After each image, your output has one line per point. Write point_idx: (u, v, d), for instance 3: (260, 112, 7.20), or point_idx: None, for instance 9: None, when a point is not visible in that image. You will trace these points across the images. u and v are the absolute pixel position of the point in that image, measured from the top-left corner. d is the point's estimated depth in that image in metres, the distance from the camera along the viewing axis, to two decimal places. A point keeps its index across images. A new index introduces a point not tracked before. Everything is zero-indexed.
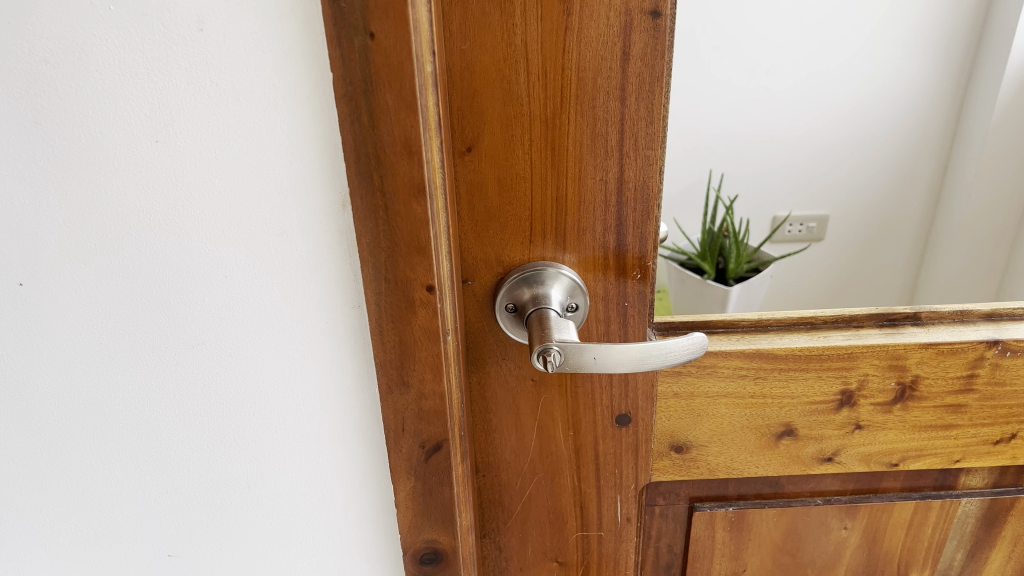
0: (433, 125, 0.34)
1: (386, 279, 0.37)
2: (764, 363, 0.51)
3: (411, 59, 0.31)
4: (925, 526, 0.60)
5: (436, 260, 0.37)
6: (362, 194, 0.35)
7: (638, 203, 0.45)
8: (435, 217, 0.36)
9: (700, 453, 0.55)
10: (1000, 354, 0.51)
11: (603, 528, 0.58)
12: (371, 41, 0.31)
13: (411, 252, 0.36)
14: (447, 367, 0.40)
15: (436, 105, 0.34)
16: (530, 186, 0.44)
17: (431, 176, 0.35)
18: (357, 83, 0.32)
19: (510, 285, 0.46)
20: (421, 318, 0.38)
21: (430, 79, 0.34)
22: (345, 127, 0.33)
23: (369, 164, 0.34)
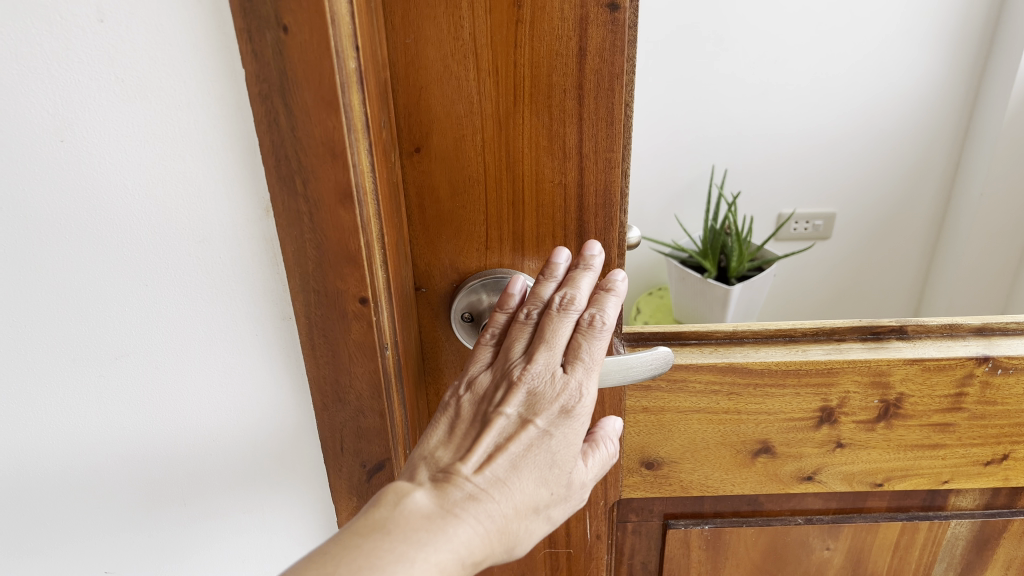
0: (360, 126, 0.31)
1: (315, 290, 0.35)
2: (739, 379, 0.48)
3: (329, 55, 0.29)
4: (913, 548, 0.57)
5: (369, 271, 0.34)
6: (285, 200, 0.32)
7: (601, 207, 0.42)
8: (368, 227, 0.33)
9: (672, 469, 0.52)
10: (990, 371, 0.48)
11: (572, 546, 0.54)
12: (284, 35, 0.29)
13: (341, 262, 0.34)
14: (386, 383, 0.37)
15: (364, 104, 0.31)
16: (484, 190, 0.41)
17: (360, 182, 0.32)
18: (272, 80, 0.30)
19: (466, 292, 0.44)
20: (355, 332, 0.36)
21: (356, 76, 0.31)
22: (262, 129, 0.31)
23: (290, 168, 0.32)
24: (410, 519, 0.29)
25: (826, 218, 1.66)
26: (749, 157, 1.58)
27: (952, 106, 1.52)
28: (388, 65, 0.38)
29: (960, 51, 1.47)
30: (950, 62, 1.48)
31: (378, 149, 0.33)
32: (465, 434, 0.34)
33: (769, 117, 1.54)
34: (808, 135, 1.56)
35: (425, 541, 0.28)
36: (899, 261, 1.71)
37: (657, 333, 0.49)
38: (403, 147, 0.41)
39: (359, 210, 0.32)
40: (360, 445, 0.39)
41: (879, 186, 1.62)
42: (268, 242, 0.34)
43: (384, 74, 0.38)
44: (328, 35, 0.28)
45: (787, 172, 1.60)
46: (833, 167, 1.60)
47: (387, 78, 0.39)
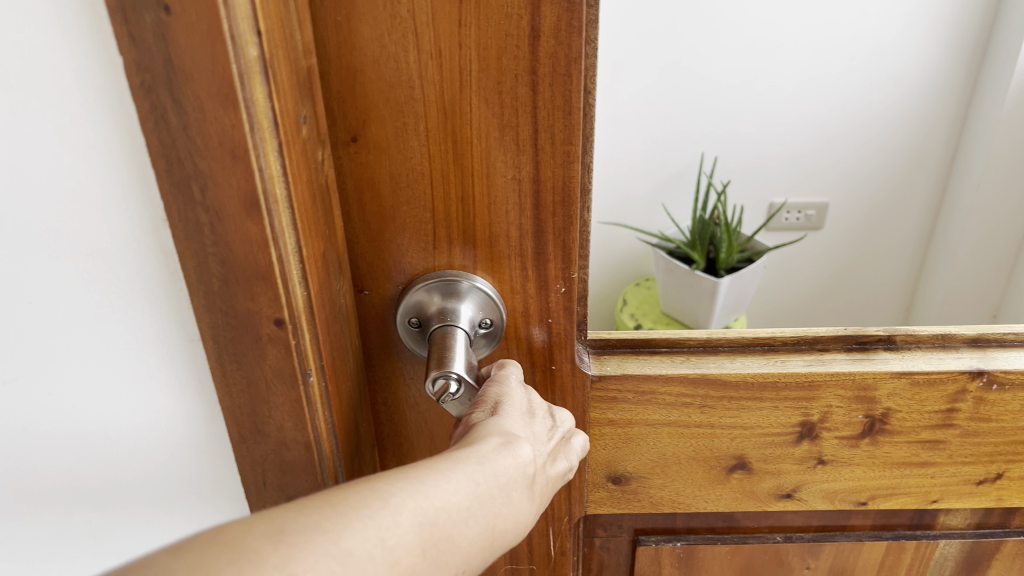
0: (267, 123, 0.28)
1: (224, 311, 0.33)
2: (713, 391, 0.44)
3: (223, 39, 0.26)
4: (898, 569, 0.53)
5: (285, 294, 0.32)
6: (181, 207, 0.30)
7: (560, 208, 0.38)
8: (282, 240, 0.31)
9: (642, 485, 0.48)
10: (984, 387, 0.44)
11: (535, 562, 0.51)
12: (166, 14, 0.26)
13: (250, 281, 0.32)
14: (311, 415, 0.36)
15: (272, 98, 0.28)
16: (430, 184, 0.38)
17: (269, 188, 0.29)
18: (155, 69, 0.27)
19: (414, 293, 0.40)
20: (272, 356, 0.34)
21: (260, 63, 0.27)
22: (148, 127, 0.28)
23: (186, 172, 0.29)
24: (518, 491, 0.33)
25: (818, 208, 1.62)
26: (744, 144, 1.54)
27: (953, 97, 1.49)
28: (312, 51, 0.34)
29: (959, 41, 1.43)
30: (952, 48, 1.43)
31: (292, 151, 0.30)
32: (534, 428, 0.37)
33: (764, 105, 1.49)
34: (801, 124, 1.52)
35: (512, 517, 0.32)
36: (893, 252, 1.68)
37: (625, 340, 0.45)
38: (334, 147, 0.37)
39: (270, 221, 0.30)
40: (288, 468, 0.38)
41: (875, 178, 1.58)
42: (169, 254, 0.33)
43: (304, 64, 0.33)
44: (219, 17, 0.26)
45: (780, 163, 1.56)
46: (829, 158, 1.56)
47: (312, 67, 0.34)
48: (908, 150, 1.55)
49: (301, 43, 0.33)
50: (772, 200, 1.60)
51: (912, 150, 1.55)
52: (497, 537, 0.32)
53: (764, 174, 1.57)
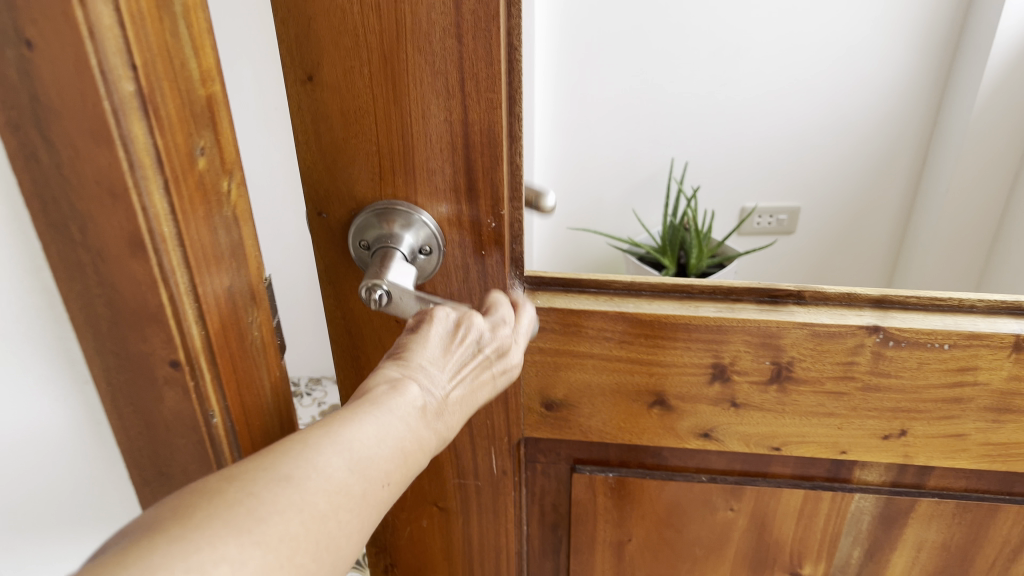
0: (147, 162, 0.33)
1: (118, 353, 0.39)
2: (630, 328, 0.49)
3: (93, 86, 0.31)
4: (817, 516, 0.57)
5: (176, 335, 0.38)
6: (62, 246, 0.36)
7: (485, 148, 0.44)
8: (171, 277, 0.37)
9: (572, 412, 0.54)
10: (881, 343, 0.48)
11: (480, 478, 0.57)
12: (29, 48, 0.30)
13: (143, 323, 0.38)
14: (212, 439, 0.43)
15: (152, 135, 0.33)
16: (375, 120, 0.44)
17: (153, 225, 0.35)
18: (22, 108, 0.32)
19: (364, 219, 0.46)
20: (167, 390, 0.41)
21: (139, 100, 0.32)
22: (21, 166, 0.33)
23: (71, 217, 0.35)
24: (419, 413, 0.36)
25: (789, 212, 1.66)
26: (730, 143, 1.58)
27: (920, 94, 1.50)
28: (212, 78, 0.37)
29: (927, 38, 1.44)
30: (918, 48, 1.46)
31: (179, 191, 0.35)
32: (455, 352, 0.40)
33: (753, 104, 1.52)
34: (775, 123, 1.55)
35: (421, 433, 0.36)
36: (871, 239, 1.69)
37: (557, 278, 0.51)
38: (236, 176, 0.40)
39: (158, 258, 0.36)
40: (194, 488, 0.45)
41: (850, 174, 1.60)
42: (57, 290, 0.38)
43: (202, 93, 0.36)
44: (85, 53, 0.30)
45: (754, 167, 1.60)
46: (802, 158, 1.59)
47: (212, 95, 0.37)
48: (876, 147, 1.57)
49: (198, 74, 0.36)
50: (743, 206, 1.65)
51: (881, 147, 1.57)
52: (413, 453, 0.35)
53: (739, 174, 1.61)
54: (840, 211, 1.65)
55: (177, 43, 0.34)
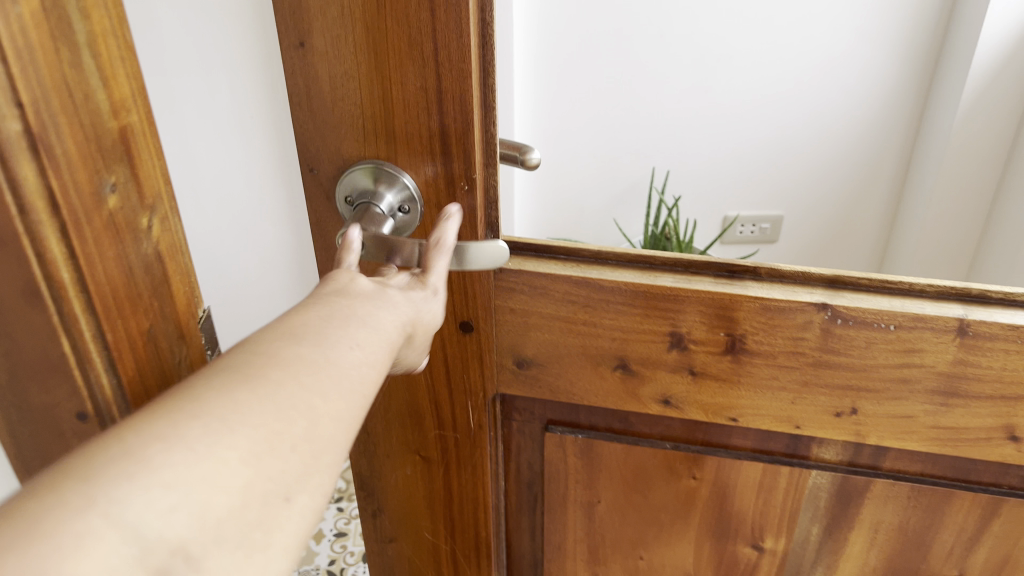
0: (41, 209, 0.33)
1: (23, 405, 0.39)
2: (592, 293, 0.52)
3: None
4: (776, 491, 0.59)
5: (81, 384, 0.38)
6: None
7: (457, 114, 0.48)
8: (74, 325, 0.36)
9: (541, 372, 0.57)
10: (829, 320, 0.50)
11: (458, 431, 0.61)
12: None
13: (44, 375, 0.37)
14: None
15: (44, 176, 0.32)
16: (359, 84, 0.48)
17: (52, 272, 0.34)
18: None
19: (351, 175, 0.51)
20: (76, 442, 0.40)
21: (28, 142, 0.31)
22: None
23: None
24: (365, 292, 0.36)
25: (772, 220, 1.69)
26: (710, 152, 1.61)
27: (905, 92, 1.53)
28: (123, 110, 0.37)
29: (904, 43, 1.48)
30: (898, 50, 1.49)
31: (81, 235, 0.35)
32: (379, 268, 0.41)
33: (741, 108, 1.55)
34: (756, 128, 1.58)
35: (376, 307, 0.36)
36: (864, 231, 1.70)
37: (529, 244, 0.54)
38: (157, 210, 0.40)
39: (58, 306, 0.35)
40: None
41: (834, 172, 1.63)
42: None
43: (116, 127, 0.36)
44: None
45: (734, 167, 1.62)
46: (784, 160, 1.62)
47: (126, 127, 0.37)
48: (857, 146, 1.60)
49: (108, 105, 0.35)
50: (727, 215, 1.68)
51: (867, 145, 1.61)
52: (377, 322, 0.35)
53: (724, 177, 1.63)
54: (830, 211, 1.68)
55: (78, 73, 0.33)
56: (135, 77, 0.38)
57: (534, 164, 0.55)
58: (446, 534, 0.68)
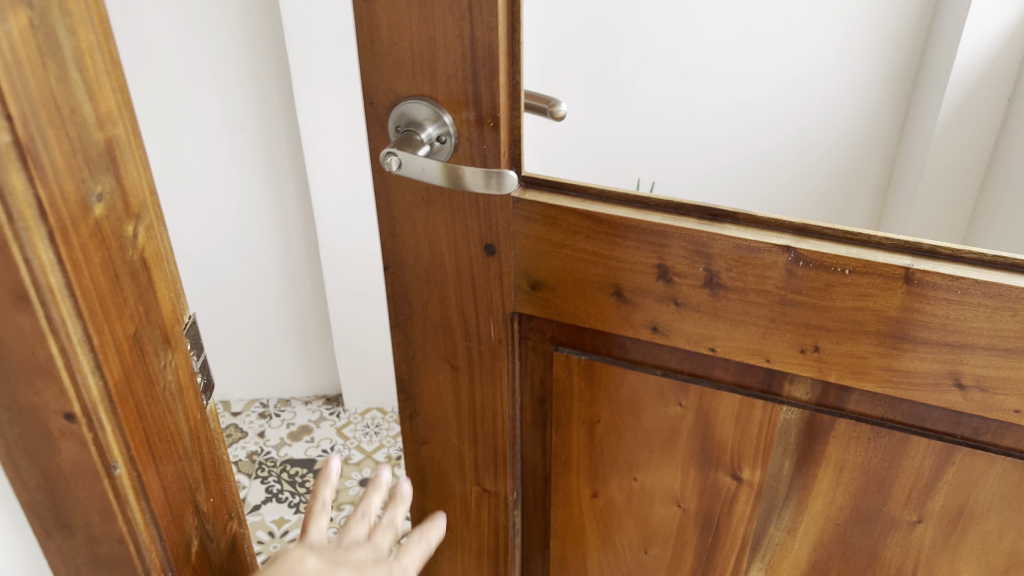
0: (28, 214, 0.36)
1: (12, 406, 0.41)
2: (592, 225, 0.61)
3: None
4: (752, 423, 0.66)
5: (69, 391, 0.40)
6: None
7: (487, 60, 0.58)
8: (61, 329, 0.39)
9: (551, 295, 0.66)
10: (793, 262, 0.57)
11: (481, 342, 0.72)
12: None
13: (32, 377, 0.40)
14: (118, 497, 0.44)
15: (31, 183, 0.36)
16: (411, 31, 0.59)
17: (40, 276, 0.37)
18: None
19: (402, 107, 0.62)
20: (65, 446, 0.42)
21: (16, 151, 0.35)
22: None
23: None
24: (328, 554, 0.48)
25: None
26: None
27: None
28: (106, 123, 0.41)
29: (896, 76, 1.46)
30: None
31: (65, 240, 0.38)
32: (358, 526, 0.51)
33: None
34: None
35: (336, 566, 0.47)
36: None
37: (545, 180, 0.63)
38: (141, 219, 0.45)
39: (45, 309, 0.38)
40: (100, 560, 0.47)
41: None
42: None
43: (102, 136, 0.41)
44: None
45: None
46: None
47: (111, 138, 0.41)
48: None
49: (93, 117, 0.40)
50: None
51: None
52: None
53: None
54: None
55: (67, 88, 0.38)
56: (118, 93, 0.42)
57: (562, 113, 0.61)
58: (469, 439, 0.78)
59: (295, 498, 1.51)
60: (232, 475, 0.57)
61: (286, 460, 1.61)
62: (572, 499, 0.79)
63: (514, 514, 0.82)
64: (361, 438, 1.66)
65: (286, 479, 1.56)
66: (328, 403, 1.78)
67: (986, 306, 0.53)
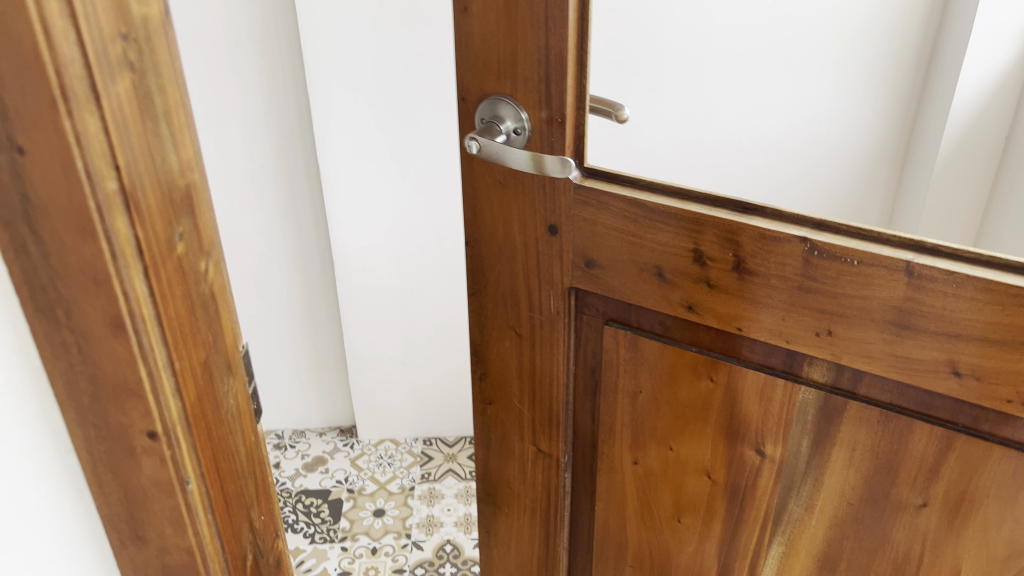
0: (128, 251, 0.45)
1: (95, 425, 0.49)
2: (638, 212, 0.71)
3: (81, 183, 0.41)
4: (774, 401, 0.74)
5: (153, 408, 0.49)
6: (48, 330, 0.46)
7: (557, 65, 0.69)
8: (150, 354, 0.47)
9: (603, 273, 0.76)
10: (809, 251, 0.65)
11: (542, 313, 0.83)
12: (20, 155, 0.41)
13: (122, 399, 0.48)
14: (188, 503, 0.53)
15: (132, 227, 0.45)
16: (498, 40, 0.71)
17: (135, 306, 0.46)
18: (15, 208, 0.42)
19: (488, 102, 0.74)
20: (147, 465, 0.51)
21: (120, 195, 0.44)
22: (13, 257, 0.43)
23: (50, 303, 0.45)
24: None
25: None
26: None
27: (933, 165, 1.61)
28: (187, 170, 0.50)
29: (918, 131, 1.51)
30: None
31: (155, 275, 0.47)
32: None
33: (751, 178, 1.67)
34: None
35: None
36: None
37: (602, 171, 0.73)
38: (210, 254, 0.55)
39: (138, 335, 0.46)
40: (167, 564, 0.55)
41: None
42: (37, 371, 0.47)
43: (182, 182, 0.50)
44: (74, 160, 0.41)
45: None
46: None
47: (189, 182, 0.51)
48: None
49: (178, 165, 0.49)
50: None
51: None
52: None
53: None
54: None
55: (158, 140, 0.47)
56: (193, 145, 0.51)
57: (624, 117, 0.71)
58: (528, 401, 0.89)
59: (311, 529, 1.61)
60: (273, 487, 0.66)
61: (301, 491, 1.72)
62: (616, 465, 0.88)
63: (564, 476, 0.92)
64: (375, 469, 1.77)
65: (302, 509, 1.67)
66: (340, 434, 1.89)
67: (978, 301, 0.60)
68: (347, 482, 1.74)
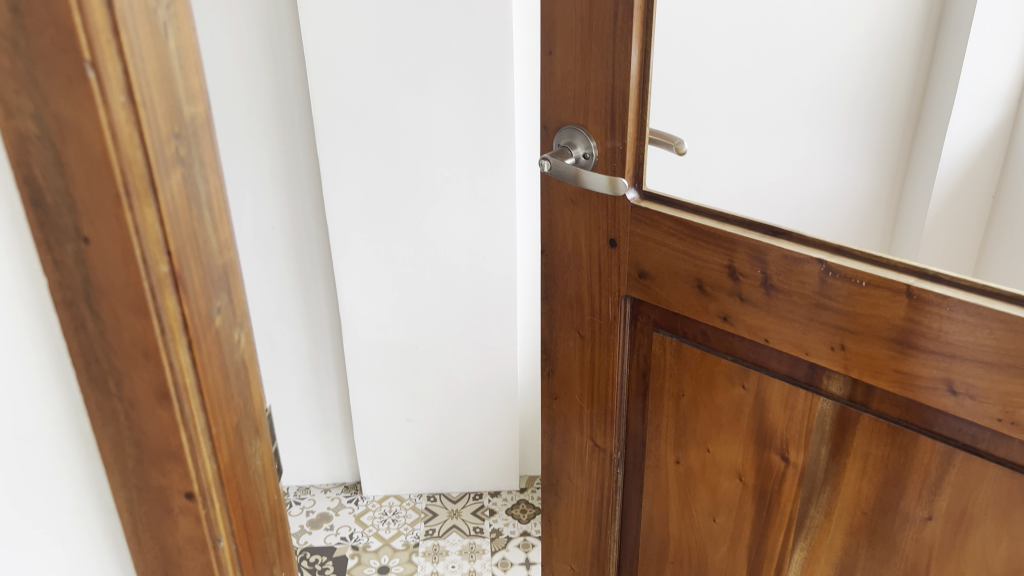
0: (174, 325, 0.53)
1: (137, 488, 0.58)
2: (682, 230, 0.82)
3: (135, 271, 0.50)
4: (797, 409, 0.82)
5: (189, 468, 0.57)
6: (100, 400, 0.54)
7: (621, 101, 0.81)
8: (190, 420, 0.56)
9: (653, 284, 0.87)
10: (825, 272, 0.73)
11: (602, 317, 0.94)
12: (84, 244, 0.49)
13: (164, 461, 0.56)
14: (216, 559, 0.61)
15: (180, 306, 0.53)
16: (574, 79, 0.85)
17: (178, 375, 0.54)
18: (75, 292, 0.51)
19: (565, 131, 0.87)
20: (181, 523, 0.59)
21: (170, 277, 0.52)
22: (72, 333, 0.52)
23: (105, 374, 0.53)
24: None
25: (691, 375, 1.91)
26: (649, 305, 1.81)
27: None
28: (225, 249, 0.58)
29: None
30: None
31: (197, 349, 0.55)
32: None
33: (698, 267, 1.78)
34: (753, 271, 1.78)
35: None
36: None
37: (656, 194, 0.84)
38: (243, 325, 0.62)
39: (179, 403, 0.55)
40: None
41: None
42: (87, 436, 0.56)
43: (222, 261, 0.58)
44: (132, 248, 0.49)
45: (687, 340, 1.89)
46: None
47: (229, 258, 0.59)
48: None
49: (218, 246, 0.57)
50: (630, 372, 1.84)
51: None
52: None
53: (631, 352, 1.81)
54: None
55: (204, 228, 0.55)
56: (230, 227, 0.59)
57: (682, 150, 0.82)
58: (588, 398, 1.01)
59: None
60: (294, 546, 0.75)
61: (306, 547, 1.79)
62: (662, 463, 0.97)
63: (617, 471, 1.02)
64: (379, 526, 1.84)
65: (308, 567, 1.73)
66: (345, 490, 1.97)
67: (970, 323, 0.66)
68: (351, 539, 1.81)
